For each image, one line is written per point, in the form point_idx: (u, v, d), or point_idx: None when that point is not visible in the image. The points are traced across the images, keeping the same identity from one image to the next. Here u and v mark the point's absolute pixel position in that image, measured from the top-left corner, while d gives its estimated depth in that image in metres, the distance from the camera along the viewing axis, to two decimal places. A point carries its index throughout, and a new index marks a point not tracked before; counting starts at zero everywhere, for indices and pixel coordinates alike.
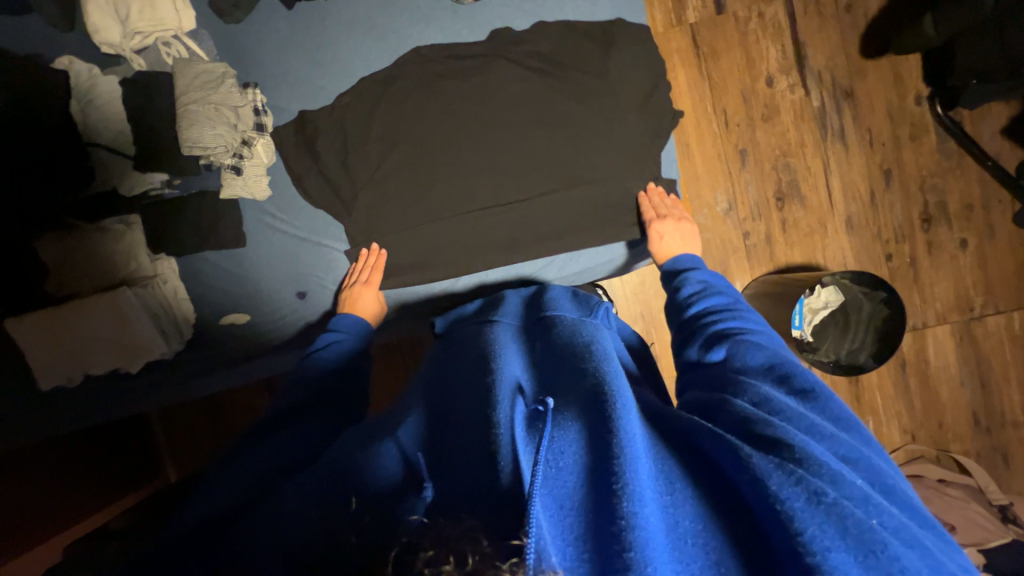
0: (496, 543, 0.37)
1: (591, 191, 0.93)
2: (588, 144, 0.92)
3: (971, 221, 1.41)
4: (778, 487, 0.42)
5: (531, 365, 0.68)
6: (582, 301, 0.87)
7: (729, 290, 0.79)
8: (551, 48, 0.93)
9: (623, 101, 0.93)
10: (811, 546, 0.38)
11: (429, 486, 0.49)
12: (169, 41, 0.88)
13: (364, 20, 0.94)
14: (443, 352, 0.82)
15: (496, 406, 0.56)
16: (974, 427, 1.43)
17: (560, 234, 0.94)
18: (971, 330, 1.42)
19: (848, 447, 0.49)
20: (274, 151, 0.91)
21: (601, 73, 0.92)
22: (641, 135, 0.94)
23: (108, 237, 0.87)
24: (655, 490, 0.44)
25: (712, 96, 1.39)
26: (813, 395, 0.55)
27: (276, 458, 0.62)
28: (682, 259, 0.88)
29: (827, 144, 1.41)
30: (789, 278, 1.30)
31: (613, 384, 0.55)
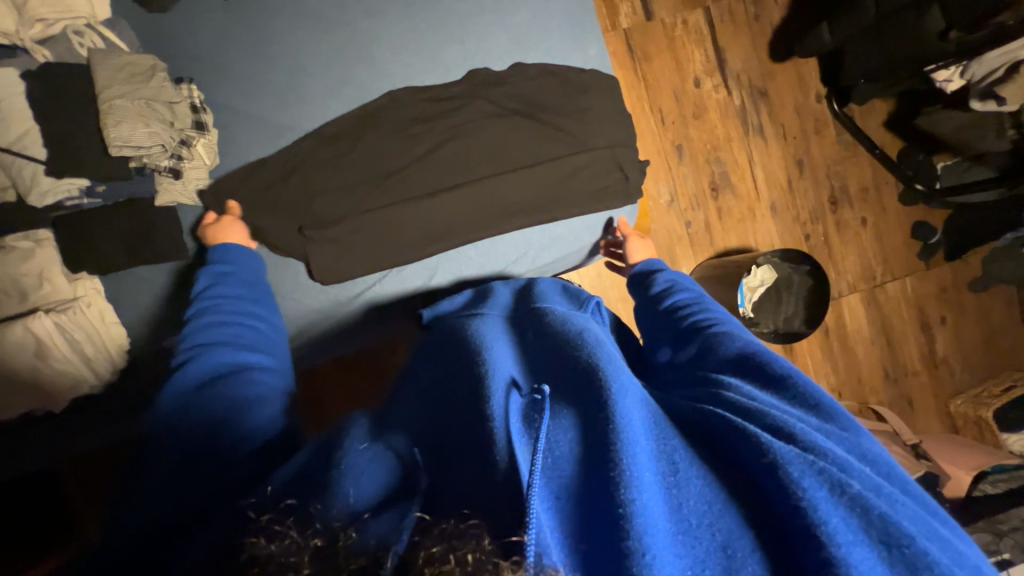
0: (496, 542, 0.37)
1: (569, 161, 0.89)
2: (561, 159, 0.89)
3: (868, 201, 1.63)
4: (800, 476, 0.42)
5: (522, 357, 0.65)
6: (571, 295, 0.86)
7: (695, 289, 0.82)
8: (507, 44, 0.93)
9: (581, 99, 0.92)
10: (834, 537, 0.38)
11: (423, 477, 0.48)
12: (81, 31, 0.77)
13: (311, 13, 0.86)
14: (431, 346, 0.75)
15: (487, 396, 0.53)
16: (884, 379, 1.64)
17: (536, 210, 0.89)
18: (876, 296, 1.64)
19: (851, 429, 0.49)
20: (217, 152, 0.82)
21: (556, 67, 0.93)
22: (614, 117, 0.94)
23: (9, 258, 0.73)
24: (654, 472, 0.44)
25: (649, 97, 1.49)
26: (786, 378, 0.53)
27: (213, 480, 0.54)
28: (655, 261, 0.91)
29: (749, 138, 1.56)
30: (726, 261, 1.44)
31: (613, 371, 0.54)
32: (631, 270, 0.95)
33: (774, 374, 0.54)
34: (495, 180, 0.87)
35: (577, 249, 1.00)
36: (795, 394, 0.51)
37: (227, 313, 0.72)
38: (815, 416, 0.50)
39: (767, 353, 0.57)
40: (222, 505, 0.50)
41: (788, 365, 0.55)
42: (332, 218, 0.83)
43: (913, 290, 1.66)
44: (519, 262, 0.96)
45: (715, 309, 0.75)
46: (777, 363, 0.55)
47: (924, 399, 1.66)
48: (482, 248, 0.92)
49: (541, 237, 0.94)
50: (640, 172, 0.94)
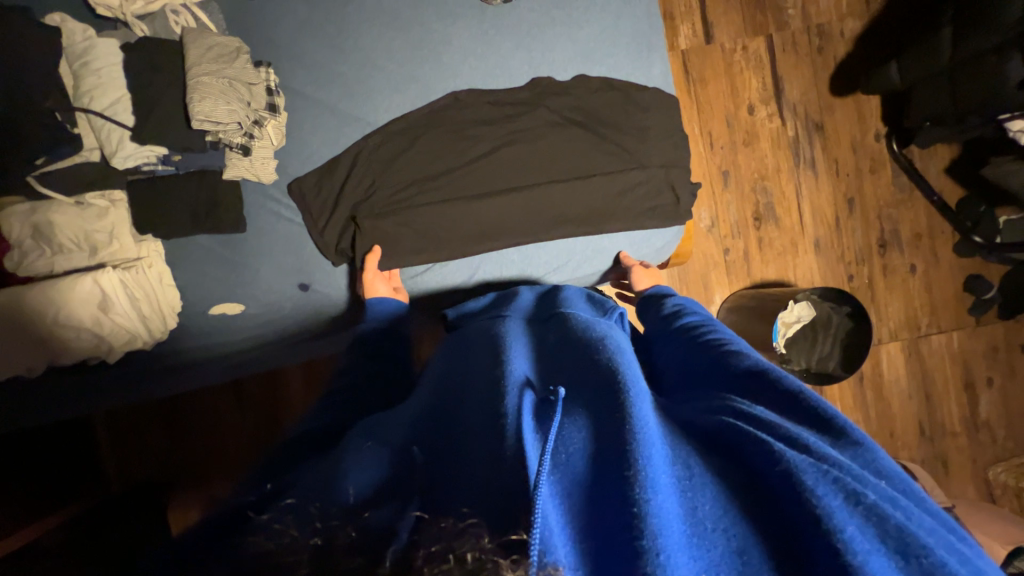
0: (496, 537, 0.38)
1: (621, 177, 0.89)
2: (613, 174, 0.89)
3: (920, 248, 1.57)
4: (814, 483, 0.40)
5: (537, 361, 0.65)
6: (597, 302, 0.84)
7: (704, 312, 0.81)
8: (571, 54, 0.94)
9: (639, 116, 0.92)
10: (851, 546, 0.36)
11: (421, 473, 0.49)
12: (177, 9, 0.82)
13: (388, 8, 0.89)
14: (455, 344, 0.76)
15: (503, 395, 0.53)
16: (919, 435, 1.56)
17: (580, 220, 0.90)
18: (918, 347, 1.57)
19: (863, 438, 0.47)
20: (285, 135, 0.85)
21: (617, 82, 0.94)
22: (669, 135, 0.94)
23: (89, 214, 0.78)
24: (668, 475, 0.43)
25: (700, 119, 1.48)
26: (795, 393, 0.51)
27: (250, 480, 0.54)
28: (662, 287, 0.89)
29: (800, 171, 1.52)
30: (763, 293, 1.41)
31: (626, 375, 0.54)
32: (648, 292, 0.91)
33: (781, 389, 0.52)
34: (544, 187, 0.88)
35: (608, 265, 0.98)
36: (802, 410, 0.50)
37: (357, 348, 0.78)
38: (823, 437, 0.47)
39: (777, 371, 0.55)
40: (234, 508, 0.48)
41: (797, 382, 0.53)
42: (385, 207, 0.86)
43: (960, 346, 1.58)
44: (553, 272, 0.95)
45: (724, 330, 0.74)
46: (783, 379, 0.53)
47: (961, 463, 1.57)
48: (518, 253, 0.92)
49: (579, 248, 0.94)
50: (691, 193, 0.93)
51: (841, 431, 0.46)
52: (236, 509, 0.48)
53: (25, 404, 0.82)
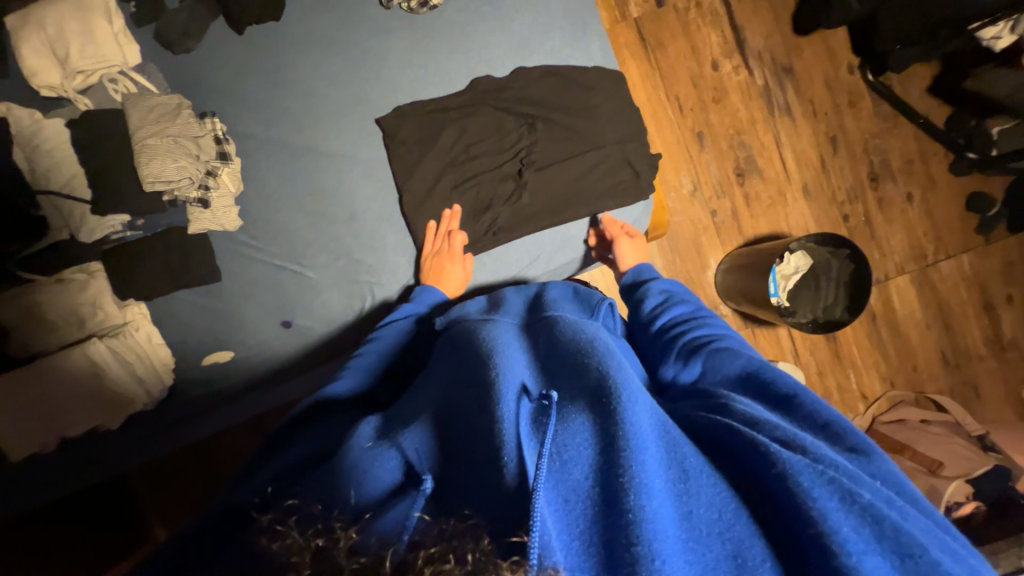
0: (495, 542, 0.38)
1: (578, 165, 0.90)
2: (569, 159, 0.90)
3: (914, 175, 1.51)
4: (810, 485, 0.42)
5: (531, 362, 0.63)
6: (583, 300, 0.82)
7: (686, 298, 0.80)
8: (510, 47, 0.93)
9: (588, 98, 0.92)
10: (845, 547, 0.38)
11: (427, 479, 0.48)
12: (115, 78, 0.83)
13: (322, 37, 0.90)
14: (444, 349, 0.73)
15: (498, 400, 0.51)
16: (944, 365, 1.52)
17: (546, 213, 0.90)
18: (928, 276, 1.52)
19: (860, 435, 0.50)
20: (241, 179, 0.87)
21: (563, 68, 0.93)
22: (621, 112, 0.93)
23: (69, 289, 0.81)
24: (663, 479, 0.43)
25: (664, 85, 1.45)
26: (795, 395, 0.54)
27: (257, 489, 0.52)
28: (644, 267, 0.88)
29: (775, 118, 1.49)
30: (757, 248, 1.37)
31: (619, 375, 0.53)
32: (624, 278, 0.90)
33: (779, 387, 0.55)
34: (499, 181, 0.90)
35: (584, 249, 0.97)
36: (800, 413, 0.52)
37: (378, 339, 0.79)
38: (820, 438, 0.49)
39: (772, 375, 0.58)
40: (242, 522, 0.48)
41: (797, 381, 0.56)
42: (340, 219, 0.89)
43: (971, 268, 1.53)
44: (528, 268, 0.95)
45: (711, 321, 0.74)
46: (782, 380, 0.56)
47: (992, 386, 1.52)
48: (490, 255, 0.92)
49: (550, 240, 0.94)
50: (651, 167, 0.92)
51: (837, 436, 0.49)
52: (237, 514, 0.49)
53: (41, 479, 0.84)
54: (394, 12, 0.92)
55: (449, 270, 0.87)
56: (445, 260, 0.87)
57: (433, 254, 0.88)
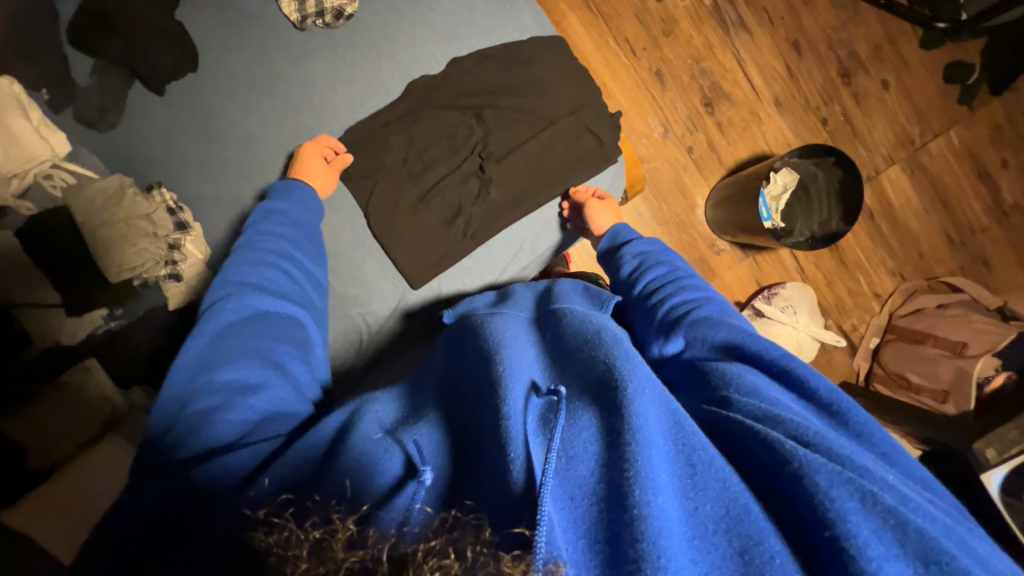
0: (497, 534, 0.40)
1: (538, 147, 0.89)
2: (528, 143, 0.89)
3: (885, 60, 1.45)
4: (827, 485, 0.41)
5: (541, 358, 0.64)
6: (593, 296, 0.82)
7: (668, 261, 0.81)
8: (439, 42, 0.90)
9: (533, 77, 0.90)
10: (864, 551, 0.38)
11: (428, 470, 0.49)
12: (49, 172, 0.79)
13: (244, 76, 0.85)
14: (448, 342, 0.73)
15: (505, 397, 0.52)
16: (950, 246, 1.50)
17: (518, 203, 0.89)
18: (918, 161, 1.48)
19: (867, 424, 0.49)
20: (207, 244, 0.84)
21: (501, 53, 0.91)
22: (568, 82, 0.92)
23: (69, 391, 0.79)
24: (670, 478, 0.43)
25: (611, 30, 1.38)
26: (790, 370, 0.53)
27: (233, 463, 0.55)
28: (620, 227, 0.88)
29: (732, 36, 1.42)
30: (741, 177, 1.33)
31: (628, 367, 0.53)
32: (600, 245, 0.90)
33: (769, 360, 0.55)
34: (461, 181, 0.88)
35: (561, 228, 0.95)
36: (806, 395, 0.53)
37: (270, 252, 0.73)
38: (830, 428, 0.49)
39: (766, 348, 0.57)
40: (227, 500, 0.51)
41: (799, 361, 0.55)
42: None
43: (961, 141, 1.48)
44: (513, 263, 0.93)
45: (705, 291, 0.73)
46: (772, 356, 0.55)
47: (1002, 255, 1.50)
48: (472, 263, 0.90)
49: (527, 230, 0.92)
50: (612, 131, 0.92)
51: (846, 423, 0.49)
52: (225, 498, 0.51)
53: None
54: (311, 31, 0.87)
55: (311, 165, 0.83)
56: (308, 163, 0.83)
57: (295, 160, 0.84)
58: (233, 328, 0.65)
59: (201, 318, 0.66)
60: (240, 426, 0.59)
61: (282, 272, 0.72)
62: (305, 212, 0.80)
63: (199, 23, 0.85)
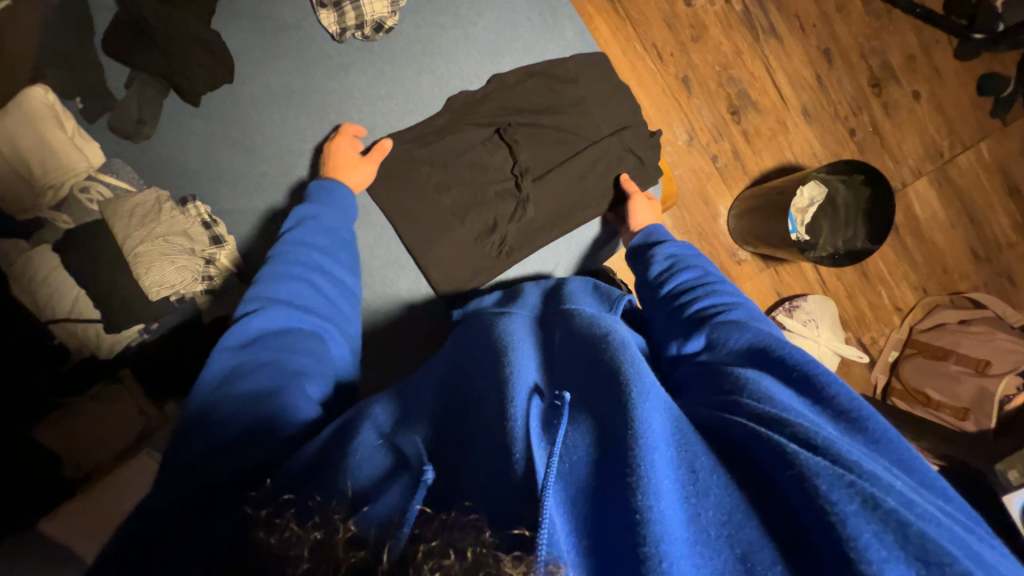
0: (497, 534, 0.38)
1: (575, 165, 0.90)
2: (566, 162, 0.90)
3: (917, 70, 1.42)
4: (828, 488, 0.39)
5: (544, 360, 0.62)
6: (603, 294, 0.81)
7: (698, 264, 0.80)
8: (475, 61, 0.92)
9: (570, 98, 0.92)
10: (865, 555, 0.35)
11: (428, 469, 0.46)
12: (85, 185, 0.79)
13: (280, 89, 0.86)
14: (457, 341, 0.73)
15: (509, 398, 0.51)
16: (975, 261, 1.48)
17: (553, 224, 0.90)
18: (947, 174, 1.46)
19: (884, 434, 0.46)
20: (241, 258, 0.84)
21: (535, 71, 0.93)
22: (602, 101, 0.93)
23: (105, 402, 0.79)
24: (673, 483, 0.42)
25: (639, 34, 1.35)
26: (810, 376, 0.51)
27: (230, 467, 0.52)
28: (657, 228, 0.88)
29: (761, 43, 1.39)
30: (767, 189, 1.31)
31: (633, 371, 0.51)
32: (633, 241, 0.91)
33: (790, 364, 0.53)
34: (496, 198, 0.88)
35: (591, 244, 0.96)
36: (818, 399, 0.50)
37: (300, 263, 0.72)
38: (839, 432, 0.46)
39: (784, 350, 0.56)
40: (229, 501, 0.48)
41: (824, 370, 0.53)
42: None
43: (991, 155, 1.46)
44: None
45: (735, 296, 0.73)
46: (793, 360, 0.53)
47: None
48: (505, 279, 0.90)
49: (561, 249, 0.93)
50: (653, 149, 0.94)
51: (860, 430, 0.46)
52: (223, 488, 0.50)
53: None
54: (349, 44, 0.89)
55: (345, 160, 0.83)
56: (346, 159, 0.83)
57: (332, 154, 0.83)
58: (256, 341, 0.65)
59: (231, 328, 0.66)
60: (241, 430, 0.55)
61: (307, 283, 0.71)
62: (339, 216, 0.78)
63: (236, 35, 0.85)
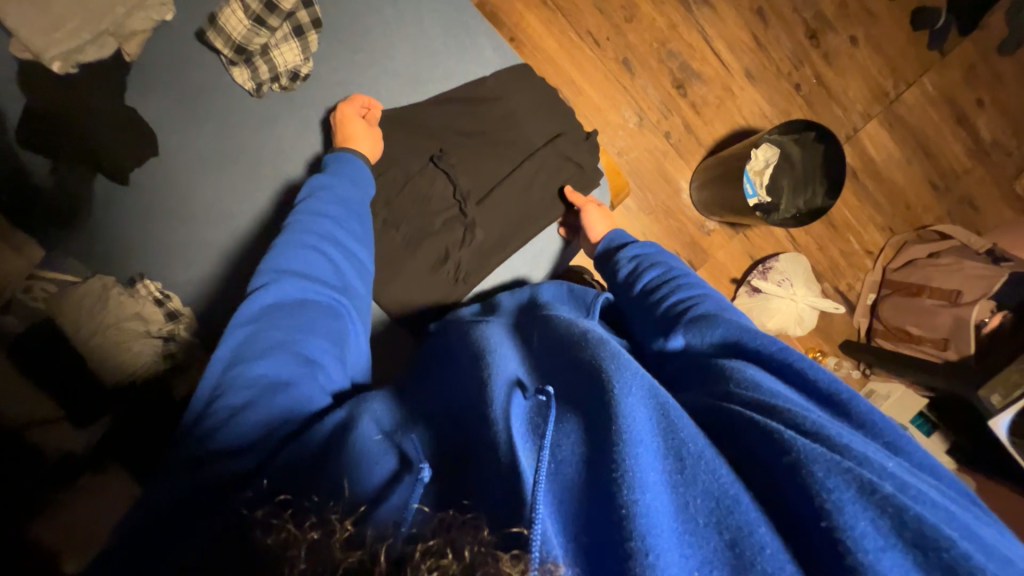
0: (496, 534, 0.39)
1: (513, 182, 0.92)
2: (506, 179, 0.91)
3: (851, 15, 1.43)
4: (824, 477, 0.39)
5: (529, 359, 0.63)
6: (578, 298, 0.83)
7: (660, 258, 0.81)
8: (399, 93, 0.94)
9: (508, 115, 0.93)
10: (860, 544, 0.35)
11: (424, 466, 0.49)
12: (27, 286, 0.79)
13: (207, 153, 0.87)
14: (435, 352, 0.73)
15: (489, 397, 0.53)
16: (936, 193, 1.51)
17: (507, 241, 0.91)
18: (896, 113, 1.47)
19: (869, 413, 0.47)
20: (197, 328, 0.87)
21: (466, 91, 0.94)
22: (537, 109, 0.95)
23: (94, 497, 0.76)
24: (658, 476, 0.41)
25: (572, 24, 1.34)
26: (789, 362, 0.52)
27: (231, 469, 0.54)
28: (616, 234, 0.88)
29: (695, 13, 1.39)
30: (724, 157, 1.31)
31: (616, 367, 0.50)
32: (595, 250, 0.91)
33: (767, 354, 0.54)
34: (441, 227, 0.89)
35: (559, 252, 0.99)
36: (802, 384, 0.51)
37: (315, 234, 0.71)
38: (823, 413, 0.48)
39: (750, 339, 0.57)
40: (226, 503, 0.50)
41: (801, 356, 0.53)
42: None
43: (936, 87, 1.47)
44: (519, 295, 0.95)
45: (705, 287, 0.73)
46: (769, 349, 0.54)
47: (986, 195, 1.51)
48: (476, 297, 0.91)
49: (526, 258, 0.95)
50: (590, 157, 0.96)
51: (848, 412, 0.47)
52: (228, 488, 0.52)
53: None
54: (268, 96, 0.89)
55: (353, 126, 0.85)
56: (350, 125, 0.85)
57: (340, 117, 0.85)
58: (263, 319, 0.63)
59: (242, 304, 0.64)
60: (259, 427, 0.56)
61: (321, 255, 0.70)
62: (353, 187, 0.80)
63: (153, 107, 0.86)
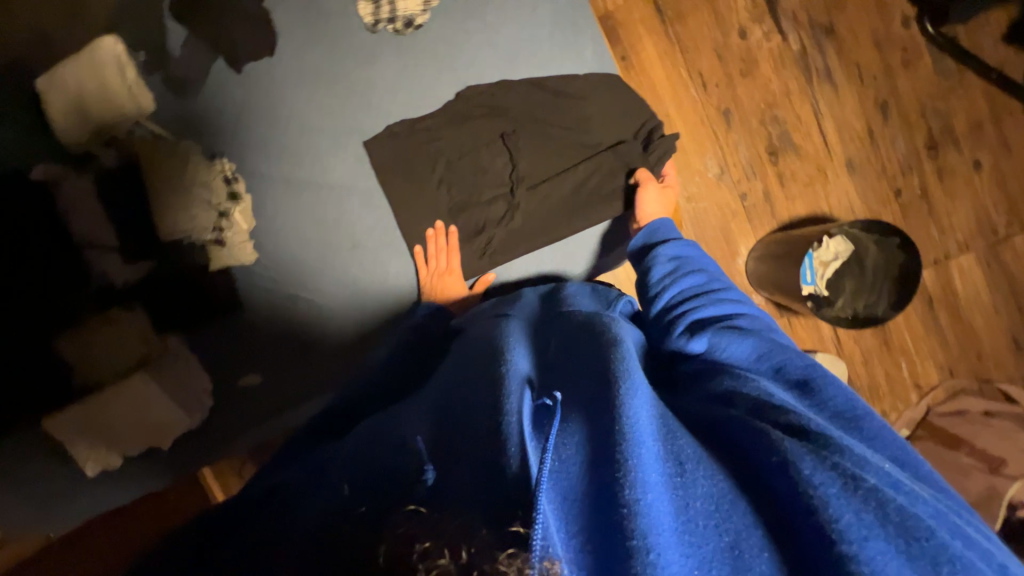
0: (495, 534, 0.36)
1: (564, 182, 0.97)
2: (559, 177, 0.97)
3: (983, 139, 1.36)
4: (811, 473, 0.39)
5: (535, 356, 0.61)
6: (601, 297, 0.80)
7: (698, 267, 0.78)
8: (497, 71, 0.99)
9: (591, 125, 0.98)
10: (845, 534, 0.35)
11: (429, 470, 0.46)
12: (131, 128, 0.89)
13: (310, 70, 0.94)
14: (457, 346, 0.72)
15: (501, 391, 0.49)
16: (1014, 351, 1.38)
17: (538, 234, 0.97)
18: (997, 253, 1.37)
19: (879, 429, 0.48)
20: (252, 217, 0.92)
21: (558, 90, 0.99)
22: (615, 122, 0.99)
23: (119, 327, 0.87)
24: (659, 473, 0.39)
25: (686, 60, 1.33)
26: (809, 380, 0.54)
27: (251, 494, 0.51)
28: (656, 228, 0.86)
29: (814, 87, 1.35)
30: (792, 236, 1.27)
31: (622, 362, 0.50)
32: (635, 241, 0.88)
33: None
34: (485, 203, 0.97)
35: (597, 253, 1.03)
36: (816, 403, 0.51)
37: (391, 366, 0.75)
38: (839, 428, 0.48)
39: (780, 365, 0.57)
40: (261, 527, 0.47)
41: (823, 373, 0.55)
42: (341, 248, 0.95)
43: None
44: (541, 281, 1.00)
45: (736, 296, 0.72)
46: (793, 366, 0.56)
47: None
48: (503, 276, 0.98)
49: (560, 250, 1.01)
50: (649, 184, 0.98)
51: (853, 423, 0.48)
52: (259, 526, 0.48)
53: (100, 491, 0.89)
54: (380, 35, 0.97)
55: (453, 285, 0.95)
56: (445, 277, 0.95)
57: (433, 276, 0.94)
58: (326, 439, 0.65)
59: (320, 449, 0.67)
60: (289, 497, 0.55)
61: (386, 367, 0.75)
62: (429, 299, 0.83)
63: (283, 15, 0.94)
